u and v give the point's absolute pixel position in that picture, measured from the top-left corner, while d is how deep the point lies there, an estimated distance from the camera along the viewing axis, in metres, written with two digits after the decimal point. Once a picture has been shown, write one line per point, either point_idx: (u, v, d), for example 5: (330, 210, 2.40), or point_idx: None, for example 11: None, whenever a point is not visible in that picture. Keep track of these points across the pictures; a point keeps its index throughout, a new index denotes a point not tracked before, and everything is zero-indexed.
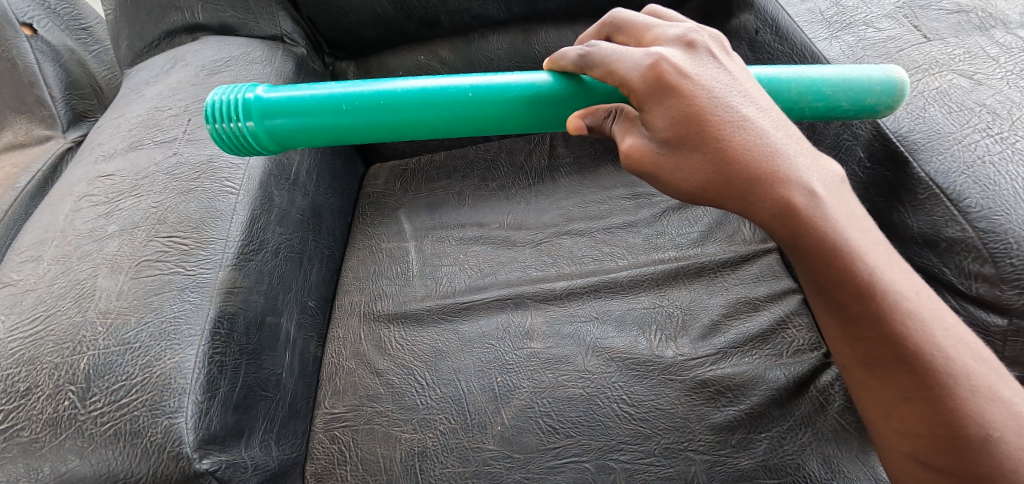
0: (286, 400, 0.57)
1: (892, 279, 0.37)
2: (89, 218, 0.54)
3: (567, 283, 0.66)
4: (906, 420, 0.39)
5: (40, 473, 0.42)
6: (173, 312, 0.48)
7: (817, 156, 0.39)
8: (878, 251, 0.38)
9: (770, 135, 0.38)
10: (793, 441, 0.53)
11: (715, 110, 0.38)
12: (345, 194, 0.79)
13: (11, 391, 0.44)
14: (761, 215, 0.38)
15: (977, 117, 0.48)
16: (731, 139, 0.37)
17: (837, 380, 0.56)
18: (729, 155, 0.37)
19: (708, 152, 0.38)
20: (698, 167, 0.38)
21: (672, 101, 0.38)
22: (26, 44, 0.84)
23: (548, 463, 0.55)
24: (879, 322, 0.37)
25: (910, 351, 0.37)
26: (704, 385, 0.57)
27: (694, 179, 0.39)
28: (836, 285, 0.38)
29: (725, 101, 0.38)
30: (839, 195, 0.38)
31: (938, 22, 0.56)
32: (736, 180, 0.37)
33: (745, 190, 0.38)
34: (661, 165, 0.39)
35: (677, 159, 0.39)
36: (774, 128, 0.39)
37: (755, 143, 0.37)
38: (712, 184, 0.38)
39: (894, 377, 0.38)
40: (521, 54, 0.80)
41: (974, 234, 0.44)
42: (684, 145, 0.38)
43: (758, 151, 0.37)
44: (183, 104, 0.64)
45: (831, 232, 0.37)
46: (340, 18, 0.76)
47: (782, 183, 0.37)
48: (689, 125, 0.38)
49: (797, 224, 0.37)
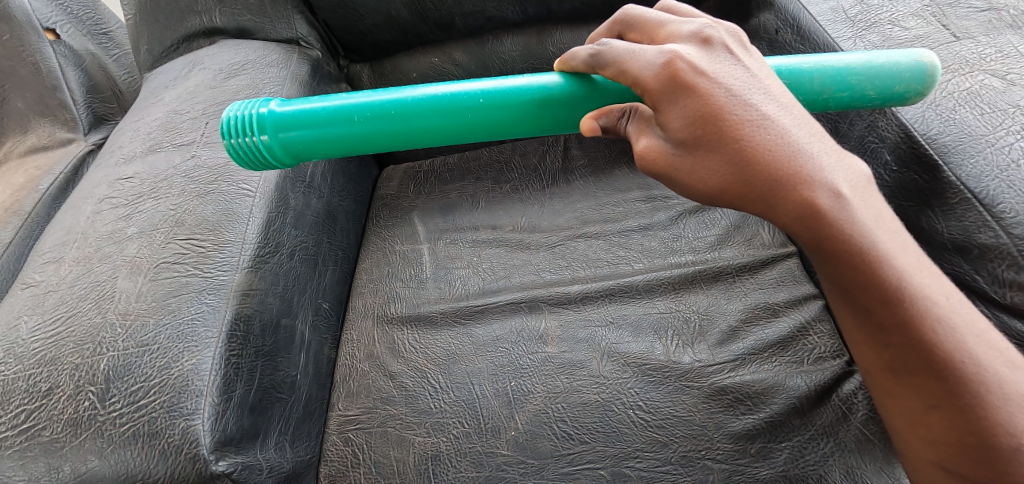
0: (301, 402, 0.57)
1: (921, 283, 0.36)
2: (109, 220, 0.55)
3: (582, 287, 0.66)
4: (933, 429, 0.38)
5: (60, 473, 0.43)
6: (191, 314, 0.48)
7: (841, 156, 0.38)
8: (905, 254, 0.37)
9: (792, 134, 0.37)
10: (815, 451, 0.52)
11: (733, 107, 0.37)
12: (359, 196, 0.80)
13: (34, 391, 0.45)
14: (783, 217, 0.37)
15: (1010, 119, 0.46)
16: (751, 139, 0.36)
17: (859, 389, 0.54)
18: (748, 156, 0.36)
19: (727, 152, 0.37)
20: (716, 168, 0.37)
21: (688, 100, 0.37)
22: (48, 49, 0.86)
23: (562, 469, 0.54)
24: (906, 329, 0.36)
25: (939, 358, 0.36)
26: (722, 392, 0.56)
27: (712, 179, 0.38)
28: (861, 290, 0.37)
29: (745, 99, 0.37)
30: (865, 196, 0.37)
31: (967, 21, 0.54)
32: (757, 181, 0.36)
33: (766, 192, 0.36)
34: (678, 166, 0.39)
35: (695, 160, 0.38)
36: (797, 126, 0.37)
37: (776, 142, 0.36)
38: (730, 185, 0.37)
39: (922, 385, 0.37)
40: (535, 56, 0.79)
41: (1007, 240, 0.43)
42: (701, 145, 0.37)
43: (780, 151, 0.36)
44: (201, 108, 0.65)
45: (856, 235, 0.36)
46: (355, 21, 0.77)
47: (805, 184, 0.36)
48: (704, 123, 0.37)
49: (821, 227, 0.36)
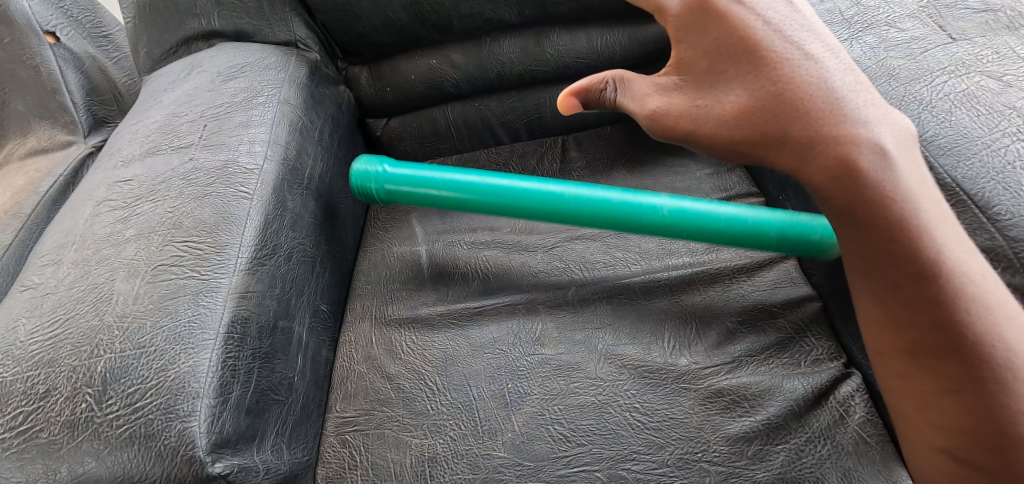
0: (298, 404, 0.57)
1: (957, 253, 0.39)
2: (107, 222, 0.55)
3: (579, 289, 0.66)
4: (946, 414, 0.40)
5: (57, 474, 0.43)
6: (187, 317, 0.48)
7: (888, 114, 0.42)
8: (942, 220, 0.40)
9: (834, 85, 0.42)
10: (812, 454, 0.52)
11: (773, 46, 0.42)
12: (358, 198, 0.80)
13: (32, 393, 0.45)
14: (820, 162, 0.41)
15: (1007, 121, 0.46)
16: (791, 80, 0.42)
17: (857, 392, 0.54)
18: (786, 95, 0.41)
19: (758, 91, 0.42)
20: (737, 107, 0.43)
21: (720, 33, 0.43)
22: (49, 52, 0.86)
23: (559, 471, 0.54)
24: (935, 298, 0.38)
25: (967, 337, 0.38)
26: (719, 394, 0.56)
27: (726, 128, 0.44)
28: (893, 247, 0.39)
29: (786, 40, 0.43)
30: (907, 148, 0.41)
31: (964, 22, 0.54)
32: (790, 124, 0.41)
33: (803, 135, 0.41)
34: (691, 110, 0.45)
35: (709, 106, 0.44)
36: (840, 79, 0.42)
37: (816, 88, 0.41)
38: (742, 133, 0.43)
39: (941, 368, 0.39)
40: (532, 58, 0.79)
41: (1004, 242, 0.42)
42: (716, 87, 0.44)
43: (821, 98, 0.41)
44: (199, 111, 0.65)
45: (895, 183, 0.39)
46: (352, 23, 0.76)
47: (845, 131, 0.40)
48: (731, 56, 0.43)
49: (859, 173, 0.40)
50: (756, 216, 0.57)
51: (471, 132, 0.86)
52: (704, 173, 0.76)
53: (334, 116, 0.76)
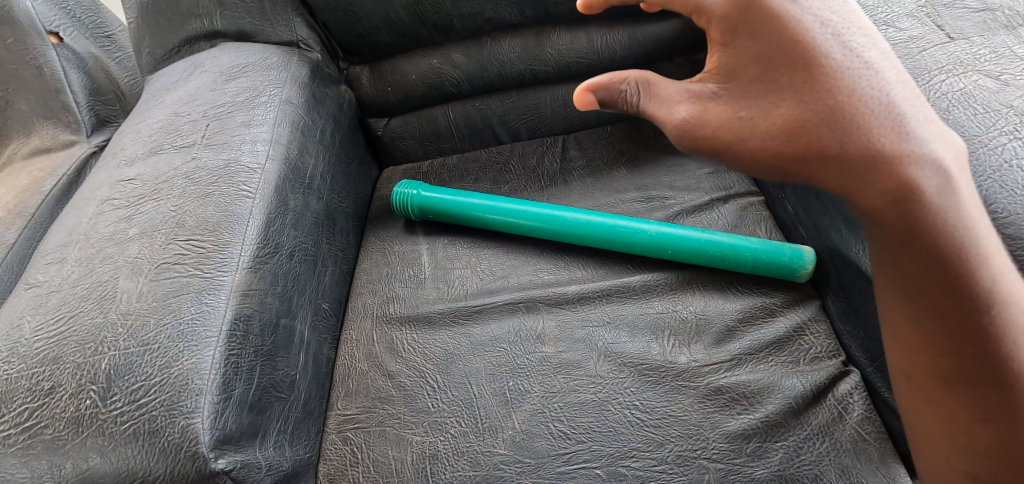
0: (300, 401, 0.58)
1: (1007, 284, 0.39)
2: (111, 221, 0.56)
3: (579, 287, 0.66)
4: (976, 439, 0.41)
5: (62, 470, 0.43)
6: (190, 315, 0.49)
7: (937, 123, 0.40)
8: (994, 250, 0.39)
9: (896, 106, 0.39)
10: (811, 451, 0.52)
11: (831, 52, 0.39)
12: (360, 197, 0.80)
13: (37, 390, 0.46)
14: (880, 184, 0.38)
15: (1003, 120, 0.46)
16: (849, 100, 0.39)
17: (856, 389, 0.55)
18: (845, 115, 0.38)
19: (815, 109, 0.39)
20: (786, 123, 0.39)
21: (766, 31, 0.40)
22: (52, 53, 0.86)
23: (559, 468, 0.54)
24: (980, 328, 0.39)
25: (1006, 368, 0.39)
26: (719, 392, 0.56)
27: (772, 141, 0.40)
28: (946, 276, 0.39)
29: (843, 51, 0.40)
30: (961, 171, 0.40)
31: (962, 21, 0.55)
32: (848, 147, 0.38)
33: (862, 160, 0.38)
34: (733, 122, 0.41)
35: (754, 117, 0.40)
36: (901, 97, 0.40)
37: (876, 104, 0.39)
38: (791, 148, 0.39)
39: (978, 396, 0.40)
40: (533, 58, 0.80)
41: (1000, 240, 0.42)
42: (762, 95, 0.40)
43: (883, 122, 0.39)
44: (201, 110, 0.65)
45: (952, 212, 0.38)
46: (354, 23, 0.76)
47: (909, 156, 0.38)
48: (786, 63, 0.39)
49: (918, 199, 0.38)
50: (733, 239, 0.64)
51: (472, 132, 0.86)
52: (704, 172, 0.77)
53: (336, 115, 0.76)
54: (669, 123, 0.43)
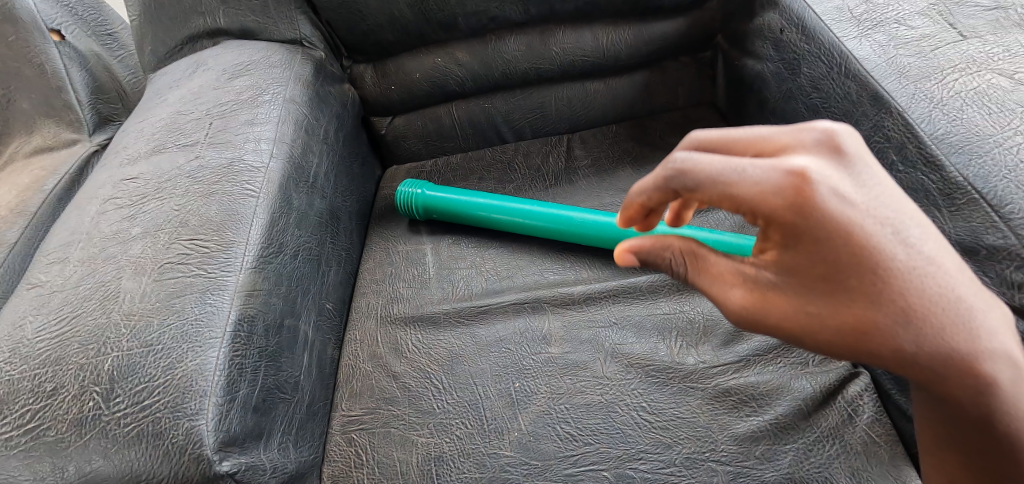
0: (304, 402, 0.57)
1: None
2: (113, 220, 0.55)
3: (585, 288, 0.66)
4: None
5: (65, 472, 0.43)
6: (194, 315, 0.48)
7: (991, 296, 0.35)
8: None
9: (953, 278, 0.34)
10: (820, 453, 0.51)
11: (893, 256, 0.33)
12: (363, 196, 0.80)
13: (39, 391, 0.45)
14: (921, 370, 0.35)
15: (1018, 119, 0.45)
16: (908, 296, 0.34)
17: (866, 390, 0.54)
18: (916, 344, 0.34)
19: (870, 323, 0.34)
20: (838, 327, 0.35)
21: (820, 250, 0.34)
22: (54, 50, 0.86)
23: (566, 470, 0.53)
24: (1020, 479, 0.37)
25: None
26: (727, 394, 0.56)
27: (827, 332, 0.36)
28: (994, 439, 0.36)
29: (902, 236, 0.34)
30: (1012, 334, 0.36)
31: (974, 19, 0.54)
32: (902, 357, 0.34)
33: (919, 359, 0.34)
34: (789, 324, 0.37)
35: (806, 313, 0.36)
36: (958, 270, 0.35)
37: (936, 291, 0.34)
38: (839, 343, 0.36)
39: None
40: (538, 57, 0.79)
41: (1016, 241, 0.41)
42: (819, 292, 0.35)
43: (942, 311, 0.34)
44: (204, 109, 0.65)
45: (1006, 395, 0.35)
46: (358, 21, 0.76)
47: (973, 356, 0.34)
48: (852, 268, 0.34)
49: (964, 388, 0.35)
50: (742, 240, 0.63)
51: (476, 131, 0.86)
52: None
53: (339, 114, 0.76)
54: (725, 305, 0.39)
